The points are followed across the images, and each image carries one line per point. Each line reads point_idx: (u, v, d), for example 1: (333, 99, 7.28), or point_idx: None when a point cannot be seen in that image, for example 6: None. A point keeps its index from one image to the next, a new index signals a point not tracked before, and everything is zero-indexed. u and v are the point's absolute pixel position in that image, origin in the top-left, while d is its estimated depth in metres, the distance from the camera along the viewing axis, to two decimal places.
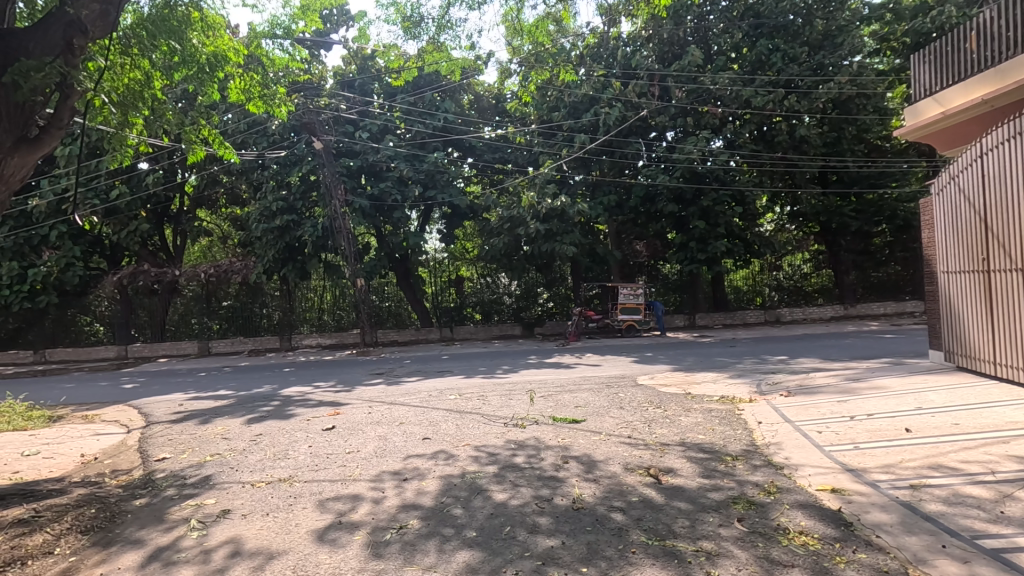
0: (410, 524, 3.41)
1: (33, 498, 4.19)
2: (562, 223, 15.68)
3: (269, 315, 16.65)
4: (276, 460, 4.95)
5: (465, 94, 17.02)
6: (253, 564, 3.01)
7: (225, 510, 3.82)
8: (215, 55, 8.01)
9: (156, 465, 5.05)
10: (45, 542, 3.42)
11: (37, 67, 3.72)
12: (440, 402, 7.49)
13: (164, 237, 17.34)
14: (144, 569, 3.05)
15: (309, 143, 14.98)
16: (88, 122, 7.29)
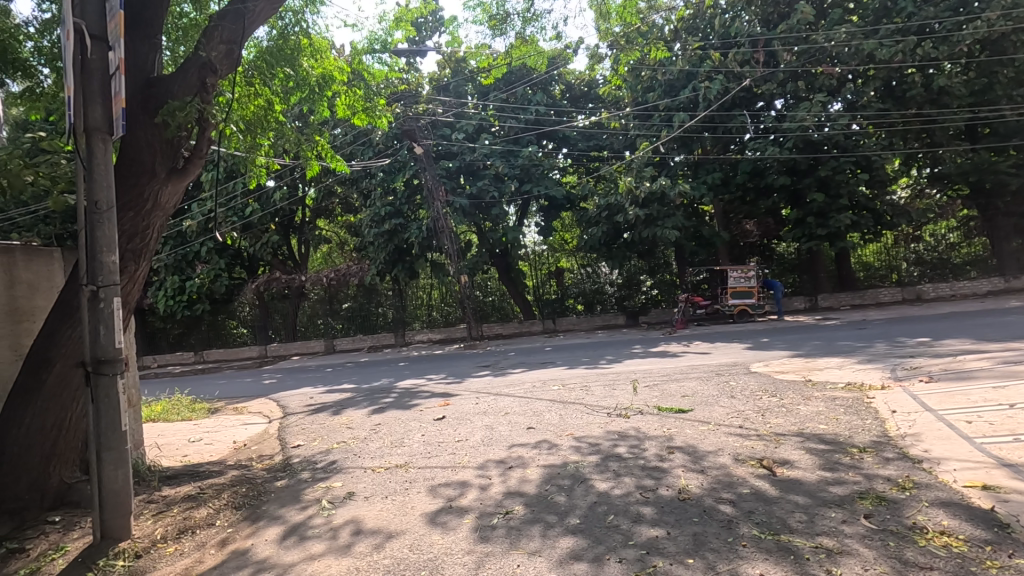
0: (516, 510, 3.53)
1: (198, 478, 4.90)
2: (662, 207, 15.16)
3: (384, 314, 17.88)
4: (392, 447, 5.34)
5: (556, 85, 16.99)
6: (375, 541, 3.30)
7: (350, 492, 4.20)
8: (322, 77, 8.69)
9: (293, 452, 5.67)
10: (209, 514, 3.99)
11: (180, 106, 4.23)
12: (544, 392, 7.60)
13: (291, 247, 19.17)
14: (285, 541, 3.45)
15: (409, 149, 15.67)
16: (224, 150, 8.30)
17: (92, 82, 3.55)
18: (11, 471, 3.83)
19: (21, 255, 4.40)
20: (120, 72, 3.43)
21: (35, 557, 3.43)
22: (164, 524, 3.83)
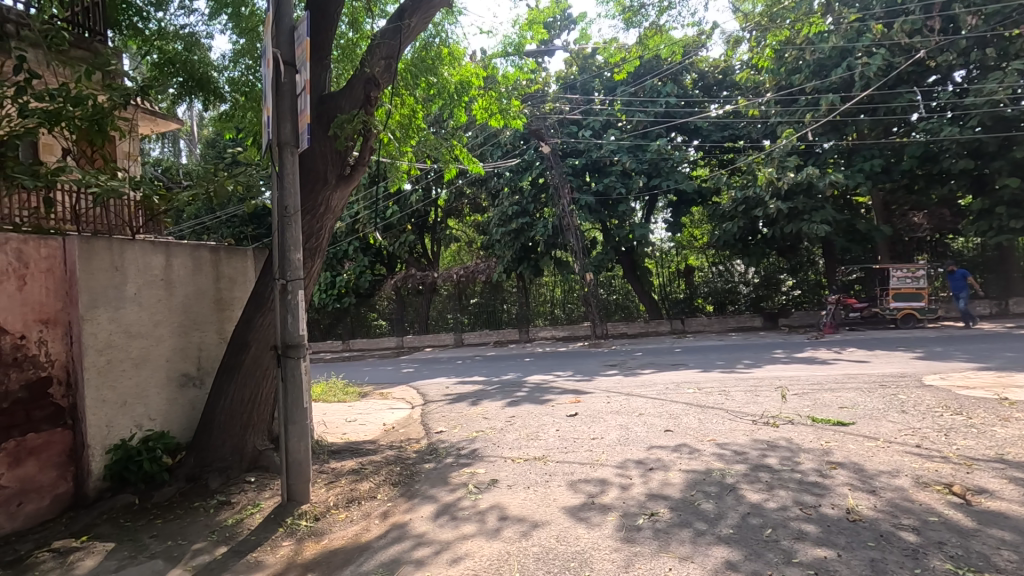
0: (661, 513, 3.45)
1: (358, 454, 5.44)
2: (809, 199, 13.86)
3: (509, 310, 18.39)
4: (529, 440, 5.50)
5: (689, 74, 16.21)
6: (521, 528, 3.42)
7: (494, 479, 4.40)
8: (461, 84, 9.16)
9: (437, 437, 6.06)
10: (371, 488, 4.42)
11: (349, 119, 4.72)
12: (678, 395, 7.32)
13: (425, 246, 20.40)
14: (438, 520, 3.71)
15: (536, 148, 15.96)
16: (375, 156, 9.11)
17: (283, 104, 4.08)
18: (220, 435, 4.53)
19: (225, 253, 5.18)
20: (305, 93, 3.92)
21: (239, 509, 4.04)
22: (335, 493, 4.30)
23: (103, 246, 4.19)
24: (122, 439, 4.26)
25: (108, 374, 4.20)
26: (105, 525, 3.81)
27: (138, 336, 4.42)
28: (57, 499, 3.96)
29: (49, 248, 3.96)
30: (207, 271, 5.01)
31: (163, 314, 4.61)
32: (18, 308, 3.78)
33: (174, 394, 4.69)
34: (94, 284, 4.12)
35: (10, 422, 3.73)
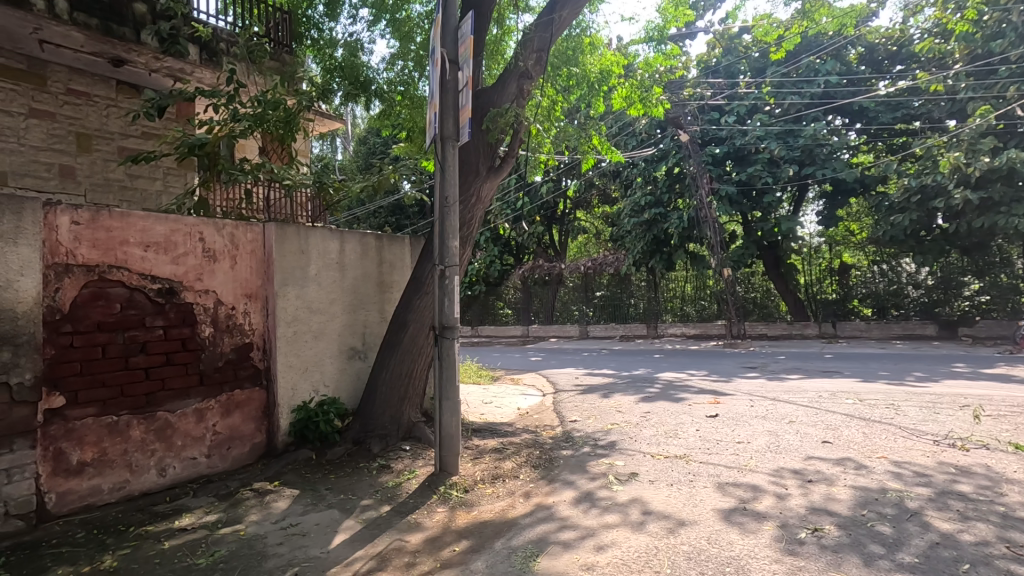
0: (827, 529, 3.18)
1: (498, 434, 5.68)
2: (1008, 188, 11.71)
3: (636, 304, 17.89)
4: (668, 437, 5.34)
5: (853, 48, 14.47)
6: (668, 525, 3.35)
7: (634, 473, 4.35)
8: (602, 72, 9.06)
9: (571, 426, 6.13)
10: (513, 468, 4.59)
11: (501, 113, 4.93)
12: (835, 405, 6.64)
13: (553, 237, 20.55)
14: (580, 506, 3.76)
15: (674, 136, 15.19)
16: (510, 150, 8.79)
17: (447, 99, 4.33)
18: (381, 406, 5.01)
19: (386, 240, 5.68)
20: (467, 88, 4.12)
21: (397, 474, 4.44)
22: (481, 468, 4.55)
23: (293, 232, 4.79)
24: (303, 401, 4.87)
25: (294, 344, 4.82)
26: (291, 474, 4.40)
27: (317, 312, 5.00)
28: (255, 448, 4.63)
29: (253, 233, 4.62)
30: (372, 256, 5.53)
31: (337, 293, 5.18)
32: (230, 283, 4.46)
33: (344, 365, 5.25)
34: (285, 265, 4.73)
35: (224, 378, 4.42)
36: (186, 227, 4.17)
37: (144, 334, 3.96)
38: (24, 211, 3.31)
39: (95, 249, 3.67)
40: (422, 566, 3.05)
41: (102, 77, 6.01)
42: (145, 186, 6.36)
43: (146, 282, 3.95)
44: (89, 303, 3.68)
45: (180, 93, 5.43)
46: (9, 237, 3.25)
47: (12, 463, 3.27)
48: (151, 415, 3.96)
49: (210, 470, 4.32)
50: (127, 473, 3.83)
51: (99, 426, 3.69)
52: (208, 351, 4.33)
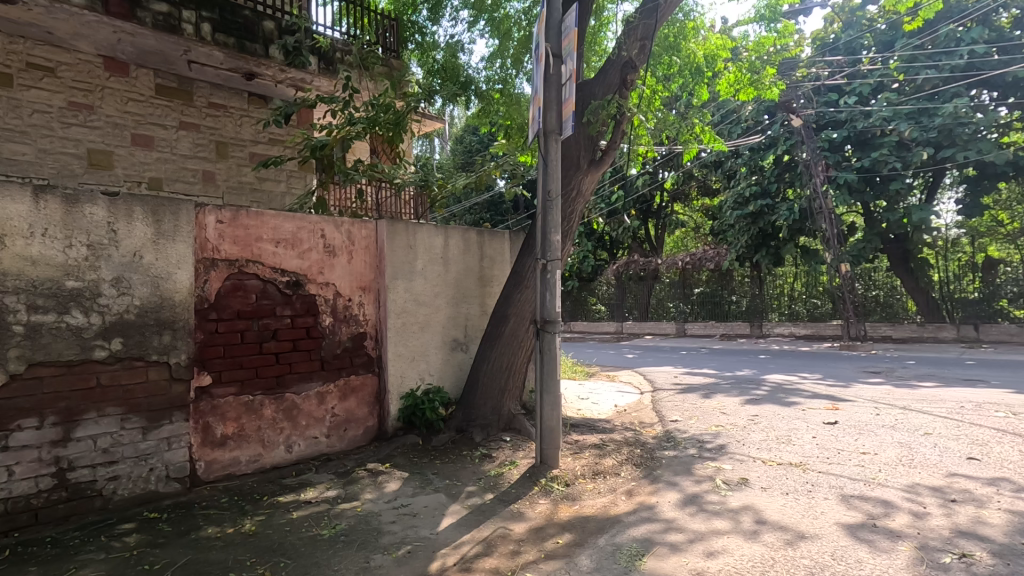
0: (978, 555, 2.82)
1: (596, 430, 5.63)
2: None
3: (738, 302, 16.92)
4: (780, 443, 5.01)
5: (1006, 11, 12.62)
6: (785, 536, 3.14)
7: (744, 478, 4.12)
8: (708, 57, 8.63)
9: (673, 426, 5.93)
10: (614, 465, 4.53)
11: (604, 104, 4.88)
12: (981, 417, 5.86)
13: (649, 231, 19.94)
14: (686, 508, 3.63)
15: (785, 121, 14.07)
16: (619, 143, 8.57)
17: (550, 93, 4.34)
18: (483, 396, 5.15)
19: (487, 235, 5.81)
20: (571, 81, 4.10)
21: (499, 463, 4.55)
22: (581, 463, 4.53)
23: (402, 228, 5.05)
24: (411, 389, 5.12)
25: (403, 334, 5.07)
26: (400, 457, 4.65)
27: (424, 304, 5.23)
28: (368, 431, 4.94)
29: (366, 229, 4.92)
30: (474, 251, 5.68)
31: (442, 286, 5.38)
32: (347, 276, 4.79)
33: (448, 356, 5.44)
34: (395, 259, 4.99)
35: (341, 364, 4.75)
36: (310, 225, 4.53)
37: (275, 322, 4.35)
38: (180, 212, 3.75)
39: (235, 245, 4.09)
40: (527, 555, 3.10)
41: (237, 90, 6.67)
42: (272, 188, 7.00)
43: (277, 275, 4.33)
44: (231, 294, 4.10)
45: (302, 101, 5.89)
46: (169, 234, 3.71)
47: (171, 432, 3.74)
48: (280, 396, 4.35)
49: (329, 449, 4.66)
50: (261, 448, 4.24)
51: (238, 403, 4.11)
52: (328, 339, 4.67)
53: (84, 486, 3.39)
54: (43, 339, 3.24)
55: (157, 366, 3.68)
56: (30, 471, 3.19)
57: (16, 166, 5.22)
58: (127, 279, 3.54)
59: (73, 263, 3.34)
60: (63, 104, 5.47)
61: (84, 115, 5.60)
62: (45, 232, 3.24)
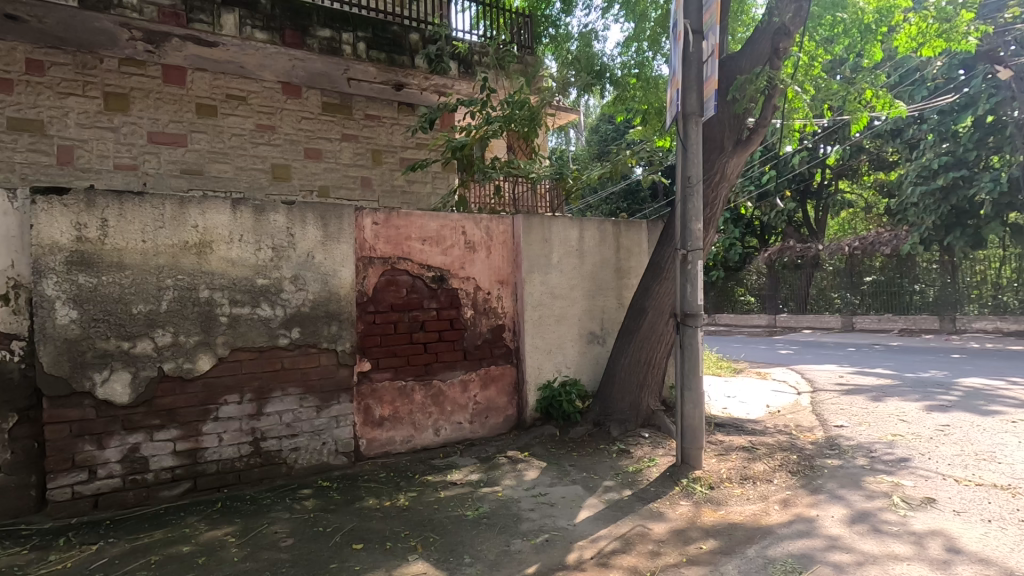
0: None
1: (746, 432, 5.23)
2: None
3: (922, 292, 14.45)
4: (980, 460, 4.22)
5: None
6: (986, 572, 2.65)
7: (930, 498, 3.55)
8: (882, 10, 7.46)
9: (837, 432, 5.30)
10: (766, 470, 4.18)
11: (751, 79, 4.50)
12: None
13: (808, 213, 17.97)
14: (854, 526, 3.23)
15: (988, 74, 11.79)
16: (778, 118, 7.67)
17: (690, 73, 4.09)
18: (621, 391, 5.06)
19: (624, 226, 5.68)
20: (713, 57, 3.81)
21: (637, 460, 4.45)
22: (727, 466, 4.25)
23: (538, 222, 5.13)
24: (548, 380, 5.20)
25: (540, 327, 5.16)
26: (538, 447, 4.75)
27: (560, 297, 5.27)
28: (508, 419, 5.12)
29: (504, 225, 5.08)
30: (610, 242, 5.59)
31: (578, 279, 5.38)
32: (487, 271, 4.99)
33: (584, 348, 5.43)
34: (532, 253, 5.09)
35: (482, 355, 4.98)
36: (453, 222, 4.79)
37: (424, 314, 4.68)
38: (343, 216, 4.20)
39: (388, 244, 4.48)
40: (668, 557, 2.98)
41: (388, 101, 7.26)
42: (419, 190, 7.54)
43: (424, 271, 4.66)
44: (385, 288, 4.50)
45: (445, 105, 6.23)
46: (335, 235, 4.17)
47: (339, 412, 4.22)
48: (428, 383, 4.69)
49: (472, 434, 4.92)
50: (413, 430, 4.61)
51: (393, 388, 4.51)
52: (470, 330, 4.92)
53: (274, 453, 3.97)
54: (241, 328, 3.84)
55: (327, 353, 4.16)
56: (234, 438, 3.82)
57: (221, 182, 6.23)
58: (302, 277, 4.05)
59: (262, 263, 3.90)
60: (253, 127, 6.39)
61: (269, 135, 6.49)
62: (241, 237, 3.83)
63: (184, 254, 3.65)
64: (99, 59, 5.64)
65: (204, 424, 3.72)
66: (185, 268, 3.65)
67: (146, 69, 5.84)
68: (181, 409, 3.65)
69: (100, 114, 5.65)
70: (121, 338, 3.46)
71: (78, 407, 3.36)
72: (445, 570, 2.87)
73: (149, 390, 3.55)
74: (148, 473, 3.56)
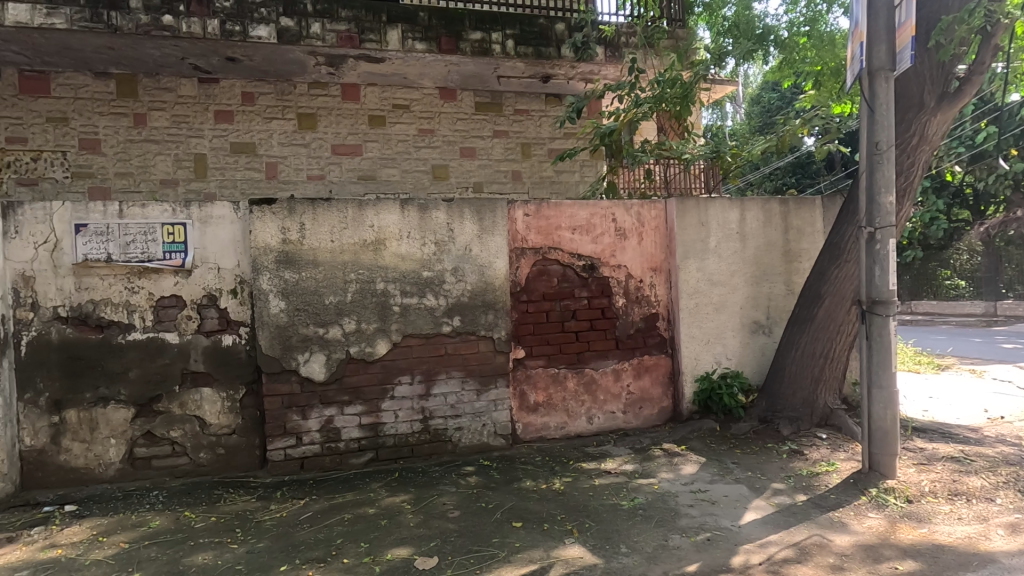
0: None
1: (955, 440, 4.42)
2: None
3: None
4: None
5: None
6: None
7: None
8: None
9: None
10: (984, 487, 3.50)
11: (963, 18, 3.75)
12: None
13: None
14: None
15: None
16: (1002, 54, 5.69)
17: (878, 21, 3.52)
18: (792, 386, 4.61)
19: (794, 204, 5.13)
20: None
21: (812, 463, 4.02)
22: (930, 478, 3.65)
23: (693, 204, 4.84)
24: (706, 371, 4.91)
25: (697, 315, 4.88)
26: (696, 441, 4.53)
27: (719, 284, 4.93)
28: (663, 410, 4.96)
29: (656, 210, 4.89)
30: (777, 223, 5.08)
31: (739, 264, 4.98)
32: (638, 258, 4.86)
33: (748, 339, 5.03)
34: (687, 238, 4.83)
35: (635, 344, 4.88)
36: (602, 210, 4.74)
37: (575, 303, 4.71)
38: (497, 209, 4.38)
39: (540, 234, 4.58)
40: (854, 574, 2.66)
41: (536, 94, 7.39)
42: (568, 179, 7.58)
43: (574, 260, 4.69)
44: (537, 278, 4.62)
45: (593, 92, 6.15)
46: (490, 228, 4.38)
47: (497, 396, 4.44)
48: (581, 371, 4.72)
49: (626, 424, 4.86)
50: (566, 416, 4.70)
51: (546, 375, 4.63)
52: (622, 319, 4.84)
53: (440, 431, 4.31)
54: (410, 317, 4.22)
55: (485, 340, 4.40)
56: (407, 416, 4.23)
57: (391, 185, 6.90)
58: (462, 269, 4.32)
59: (427, 257, 4.24)
60: (416, 132, 6.96)
61: (429, 138, 7.01)
62: (410, 234, 4.20)
63: (364, 251, 4.11)
64: (293, 85, 6.55)
65: (383, 401, 4.18)
66: (365, 264, 4.11)
67: (329, 89, 6.65)
68: (364, 388, 4.13)
69: (296, 133, 6.58)
70: (317, 324, 4.02)
71: (287, 382, 3.98)
72: (603, 558, 2.88)
73: (340, 370, 4.08)
74: (340, 441, 4.11)
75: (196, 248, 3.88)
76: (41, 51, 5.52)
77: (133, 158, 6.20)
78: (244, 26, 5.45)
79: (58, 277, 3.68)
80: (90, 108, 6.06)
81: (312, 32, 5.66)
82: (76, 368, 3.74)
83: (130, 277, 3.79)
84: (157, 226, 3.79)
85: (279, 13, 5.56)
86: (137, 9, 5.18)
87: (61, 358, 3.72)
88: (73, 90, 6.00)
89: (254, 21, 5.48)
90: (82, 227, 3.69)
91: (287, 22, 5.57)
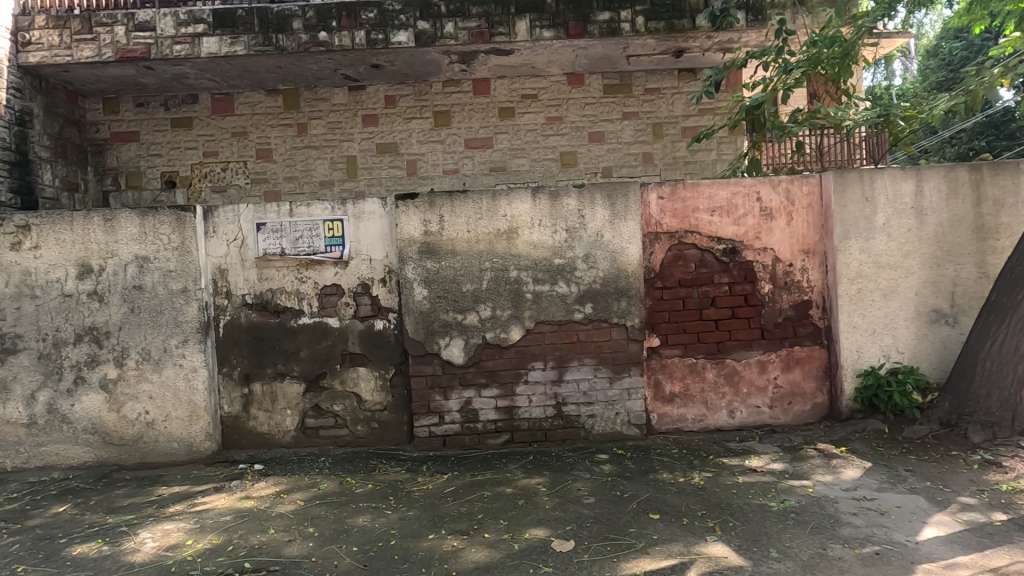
0: None
1: None
2: None
3: None
4: None
5: None
6: None
7: None
8: None
9: None
10: None
11: None
12: None
13: None
14: None
15: None
16: None
17: None
18: (985, 385, 3.92)
19: (988, 171, 4.32)
20: None
21: (1014, 478, 3.40)
22: None
23: (855, 176, 4.29)
24: (871, 366, 4.35)
25: (860, 302, 4.34)
26: (859, 443, 4.05)
27: (888, 267, 4.34)
28: (817, 407, 4.51)
29: (809, 185, 4.42)
30: (965, 195, 4.33)
31: (914, 244, 4.33)
32: (787, 239, 4.44)
33: (925, 329, 4.37)
34: (848, 216, 4.30)
35: (783, 334, 4.48)
36: (746, 188, 4.38)
37: (714, 289, 4.43)
38: (630, 193, 4.25)
39: (675, 217, 4.38)
40: None
41: (668, 70, 7.04)
42: (704, 158, 7.15)
43: (714, 243, 4.40)
44: (673, 263, 4.42)
45: (734, 62, 5.66)
46: (622, 213, 4.27)
47: (630, 385, 4.35)
48: (721, 361, 4.45)
49: (773, 421, 4.49)
50: (705, 409, 4.47)
51: (683, 365, 4.44)
52: (769, 307, 4.46)
53: (573, 418, 4.34)
54: (543, 304, 4.28)
55: (618, 327, 4.32)
56: (541, 400, 4.32)
57: (520, 175, 7.04)
58: (593, 256, 4.28)
59: (558, 245, 4.26)
60: (545, 121, 7.00)
61: (558, 125, 7.02)
62: (541, 222, 4.25)
63: (498, 240, 4.24)
64: (430, 85, 6.93)
65: (517, 386, 4.30)
66: (498, 252, 4.24)
67: (462, 86, 6.93)
68: (500, 371, 4.29)
69: (432, 130, 6.97)
70: (456, 311, 4.24)
71: (430, 364, 4.26)
72: (751, 561, 2.70)
73: (477, 354, 4.27)
74: (478, 422, 4.31)
75: (351, 241, 4.29)
76: (227, 76, 6.43)
77: (298, 163, 7.00)
78: (386, 33, 5.86)
79: (245, 269, 4.29)
80: (264, 121, 6.94)
81: (446, 32, 5.92)
82: (260, 347, 4.35)
83: (299, 268, 4.29)
84: (320, 223, 4.26)
85: (416, 17, 5.89)
86: (299, 29, 5.80)
87: (248, 338, 4.35)
88: (250, 107, 6.92)
89: (395, 27, 5.86)
90: (262, 226, 4.26)
91: (424, 25, 5.89)
